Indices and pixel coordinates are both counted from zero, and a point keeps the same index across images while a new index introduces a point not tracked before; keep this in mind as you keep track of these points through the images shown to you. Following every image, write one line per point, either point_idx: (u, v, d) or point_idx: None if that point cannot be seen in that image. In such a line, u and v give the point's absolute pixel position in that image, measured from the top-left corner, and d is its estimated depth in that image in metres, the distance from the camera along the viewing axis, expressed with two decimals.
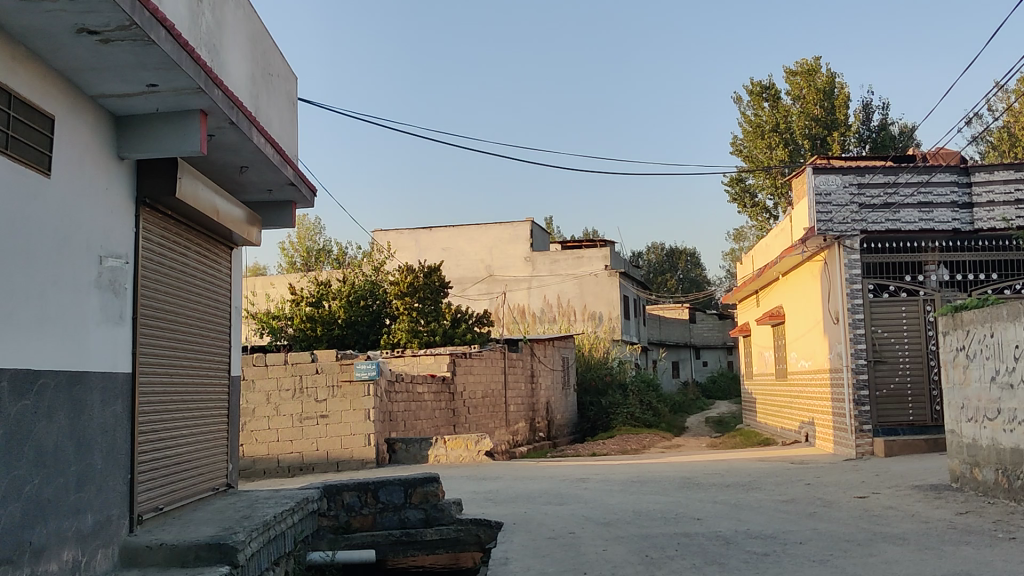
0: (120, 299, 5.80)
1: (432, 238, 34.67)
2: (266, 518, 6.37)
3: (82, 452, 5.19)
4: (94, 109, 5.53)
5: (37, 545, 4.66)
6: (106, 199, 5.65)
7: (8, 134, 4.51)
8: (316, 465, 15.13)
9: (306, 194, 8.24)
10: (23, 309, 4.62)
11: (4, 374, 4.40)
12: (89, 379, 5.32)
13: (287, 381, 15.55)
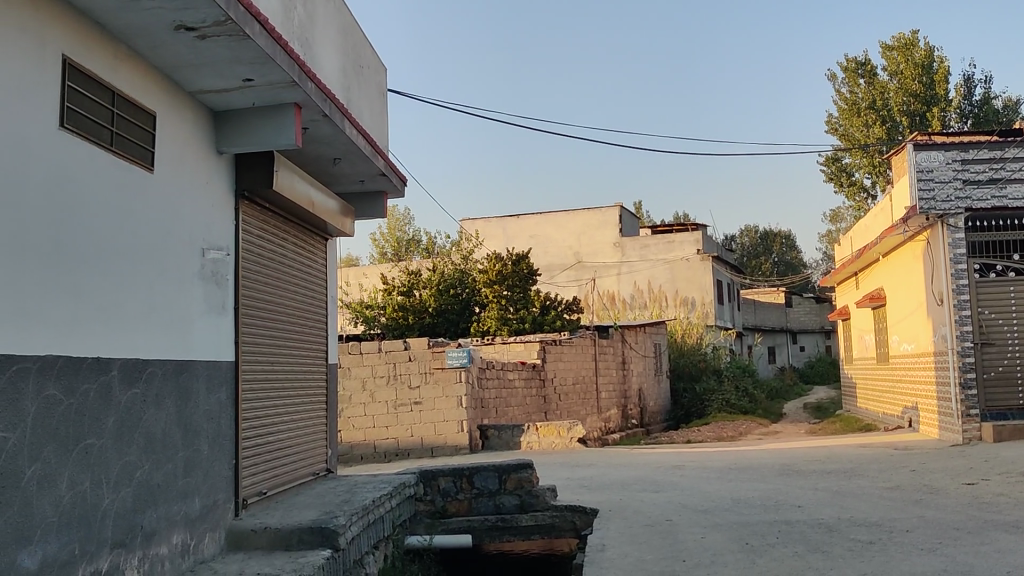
0: (222, 290, 5.95)
1: (520, 226, 34.81)
2: (366, 502, 6.48)
3: (189, 438, 5.35)
4: (193, 105, 5.67)
5: (148, 528, 4.84)
6: (206, 192, 5.79)
7: (112, 131, 4.67)
8: (412, 451, 15.38)
9: (397, 184, 8.33)
10: (131, 301, 4.78)
11: (115, 364, 4.57)
12: (194, 367, 5.48)
13: (382, 368, 15.78)
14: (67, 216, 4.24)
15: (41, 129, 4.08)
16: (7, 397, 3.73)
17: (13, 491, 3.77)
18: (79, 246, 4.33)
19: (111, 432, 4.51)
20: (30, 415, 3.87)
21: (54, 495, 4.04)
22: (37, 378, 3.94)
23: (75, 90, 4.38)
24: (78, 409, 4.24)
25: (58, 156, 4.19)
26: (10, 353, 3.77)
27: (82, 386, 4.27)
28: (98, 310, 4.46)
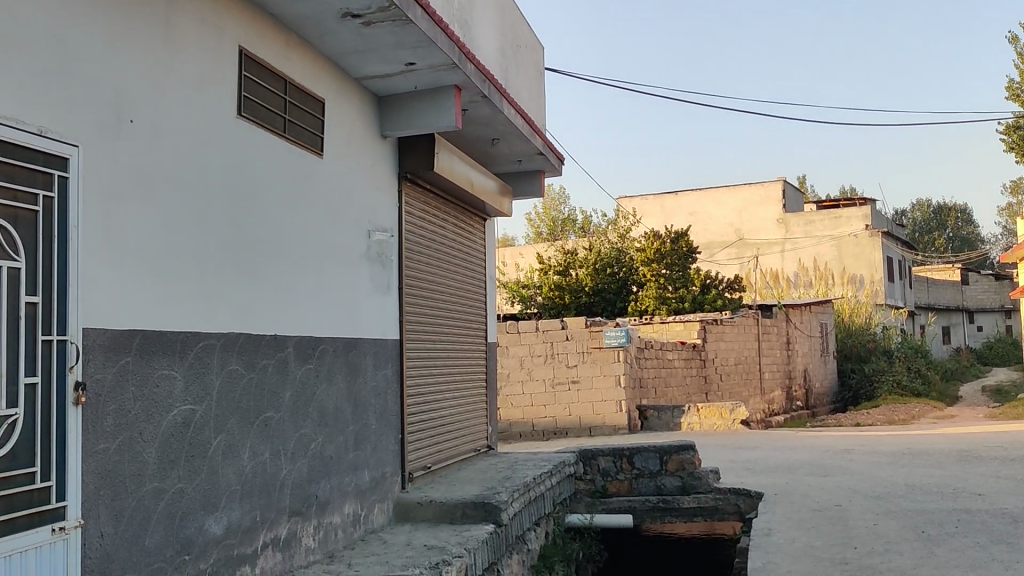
0: (387, 269, 6.12)
1: (678, 203, 34.25)
2: (527, 480, 6.55)
3: (358, 413, 5.55)
4: (358, 91, 5.84)
5: (322, 498, 5.05)
6: (372, 175, 5.96)
7: (285, 118, 4.87)
8: (570, 430, 15.48)
9: (555, 162, 8.33)
10: (304, 280, 4.99)
11: (291, 341, 4.79)
12: (362, 345, 5.67)
13: (539, 347, 15.84)
14: (245, 199, 4.46)
15: (219, 117, 4.29)
16: (192, 372, 3.99)
17: (200, 460, 4.02)
18: (256, 229, 4.55)
19: (288, 406, 4.73)
20: (215, 388, 4.13)
21: (238, 463, 4.29)
22: (220, 353, 4.19)
23: (251, 80, 4.58)
24: (258, 382, 4.47)
25: (236, 144, 4.41)
26: (195, 331, 4.03)
27: (261, 362, 4.50)
28: (275, 289, 4.68)
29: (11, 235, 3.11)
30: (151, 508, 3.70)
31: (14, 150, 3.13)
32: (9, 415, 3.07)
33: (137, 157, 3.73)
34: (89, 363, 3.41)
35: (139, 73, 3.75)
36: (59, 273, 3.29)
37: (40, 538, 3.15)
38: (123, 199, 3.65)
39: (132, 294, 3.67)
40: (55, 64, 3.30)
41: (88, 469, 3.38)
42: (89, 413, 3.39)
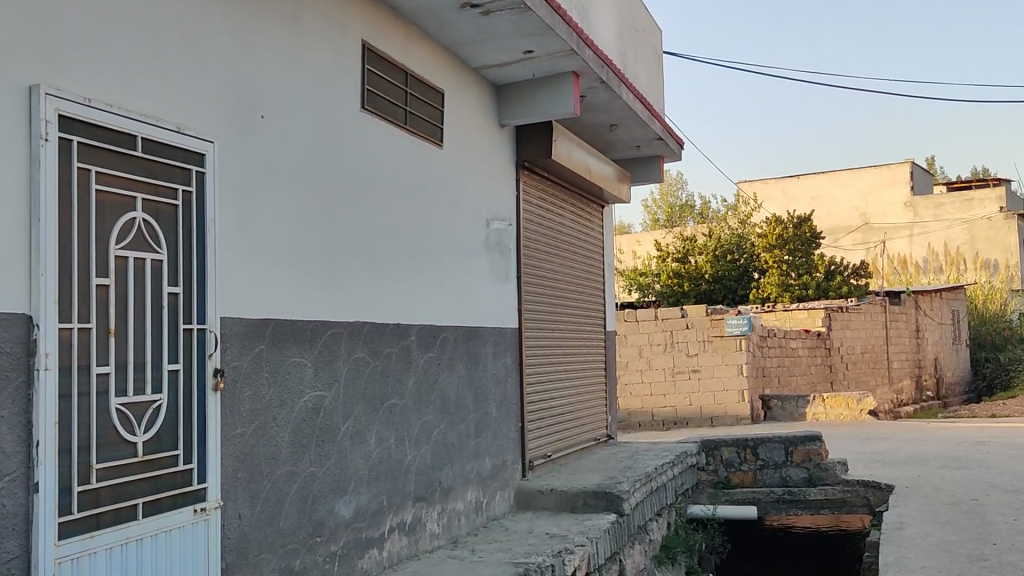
0: (506, 258, 6.15)
1: (799, 187, 33.37)
2: (649, 469, 6.49)
3: (479, 401, 5.60)
4: (477, 81, 5.87)
5: (445, 484, 5.12)
6: (491, 165, 5.99)
7: (406, 110, 4.93)
8: (691, 420, 15.30)
9: (674, 147, 8.20)
10: (426, 268, 5.05)
11: (413, 329, 4.86)
12: (483, 333, 5.71)
13: (658, 336, 15.69)
14: (369, 191, 4.54)
15: (344, 109, 4.38)
16: (322, 360, 4.09)
17: (330, 445, 4.12)
18: (380, 220, 4.63)
19: (412, 393, 4.81)
20: (342, 375, 4.23)
21: (365, 449, 4.38)
22: (347, 342, 4.28)
23: (374, 73, 4.65)
24: (383, 370, 4.56)
25: (360, 136, 4.49)
26: (323, 321, 4.13)
27: (385, 350, 4.58)
28: (397, 278, 4.75)
29: (153, 228, 3.25)
30: (284, 491, 3.82)
31: (154, 147, 3.27)
32: (154, 401, 3.22)
33: (267, 150, 3.84)
34: (226, 351, 3.55)
35: (267, 69, 3.85)
36: (197, 265, 3.42)
37: (183, 519, 3.29)
38: (256, 193, 3.76)
39: (265, 285, 3.78)
40: (188, 64, 3.42)
41: (226, 453, 3.52)
42: (226, 399, 3.53)
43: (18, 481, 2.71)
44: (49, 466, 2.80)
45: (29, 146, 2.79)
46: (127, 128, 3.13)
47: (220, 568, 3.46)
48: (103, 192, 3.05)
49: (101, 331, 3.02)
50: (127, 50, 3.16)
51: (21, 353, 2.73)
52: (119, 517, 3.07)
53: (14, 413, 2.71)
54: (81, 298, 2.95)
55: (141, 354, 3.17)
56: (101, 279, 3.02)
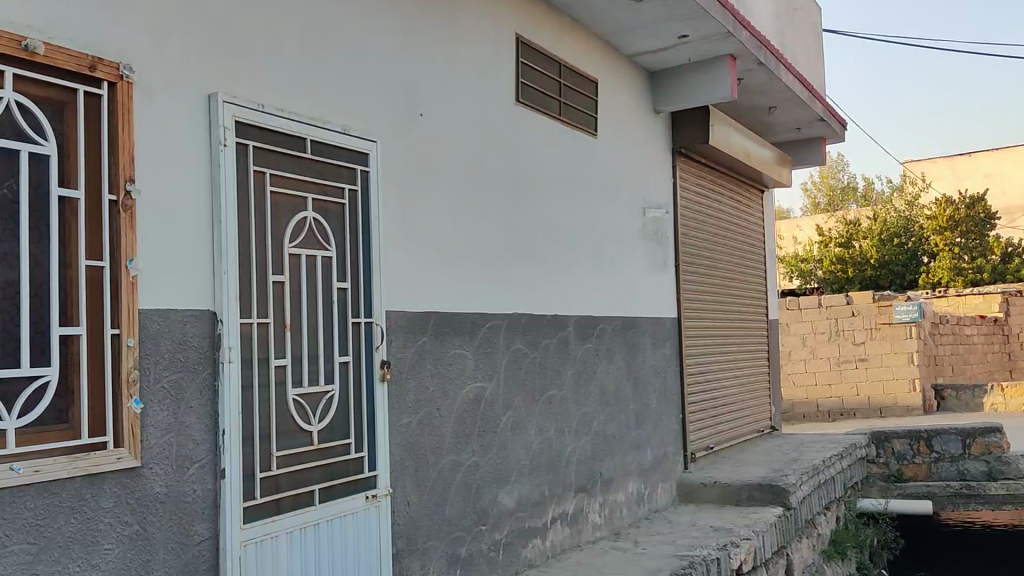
0: (663, 247, 6.07)
1: (971, 164, 31.56)
2: (816, 462, 6.30)
3: (639, 391, 5.56)
4: (630, 68, 5.82)
5: (607, 476, 5.12)
6: (646, 153, 5.93)
7: (561, 101, 4.94)
8: (858, 410, 14.68)
9: (837, 128, 7.90)
10: (583, 259, 5.05)
11: (571, 320, 4.87)
12: (641, 323, 5.67)
13: (823, 324, 15.17)
14: (525, 184, 4.58)
15: (500, 102, 4.42)
16: (482, 351, 4.16)
17: (492, 436, 4.19)
18: (537, 211, 4.66)
19: (570, 384, 4.82)
20: (502, 366, 4.29)
21: (526, 439, 4.42)
22: (506, 334, 4.33)
23: (530, 66, 4.68)
24: (542, 361, 4.59)
25: (515, 129, 4.53)
26: (483, 313, 4.20)
27: (544, 341, 4.61)
28: (555, 269, 4.78)
29: (322, 226, 3.37)
30: (450, 480, 3.90)
31: (322, 149, 3.39)
32: (327, 391, 3.35)
33: (427, 147, 3.92)
34: (391, 344, 3.66)
35: (426, 68, 3.94)
36: (363, 260, 3.54)
37: (355, 505, 3.41)
38: (416, 188, 3.85)
39: (427, 279, 3.87)
40: (351, 65, 3.53)
41: (394, 442, 3.63)
42: (393, 390, 3.64)
43: (207, 467, 2.87)
44: (235, 454, 2.95)
45: (209, 152, 2.95)
46: (297, 131, 3.26)
47: (392, 554, 3.56)
48: (276, 193, 3.19)
49: (278, 325, 3.17)
50: (295, 55, 3.29)
51: (207, 348, 2.89)
52: (297, 503, 3.20)
53: (203, 403, 2.87)
54: (259, 294, 3.10)
55: (314, 347, 3.31)
56: (277, 276, 3.16)
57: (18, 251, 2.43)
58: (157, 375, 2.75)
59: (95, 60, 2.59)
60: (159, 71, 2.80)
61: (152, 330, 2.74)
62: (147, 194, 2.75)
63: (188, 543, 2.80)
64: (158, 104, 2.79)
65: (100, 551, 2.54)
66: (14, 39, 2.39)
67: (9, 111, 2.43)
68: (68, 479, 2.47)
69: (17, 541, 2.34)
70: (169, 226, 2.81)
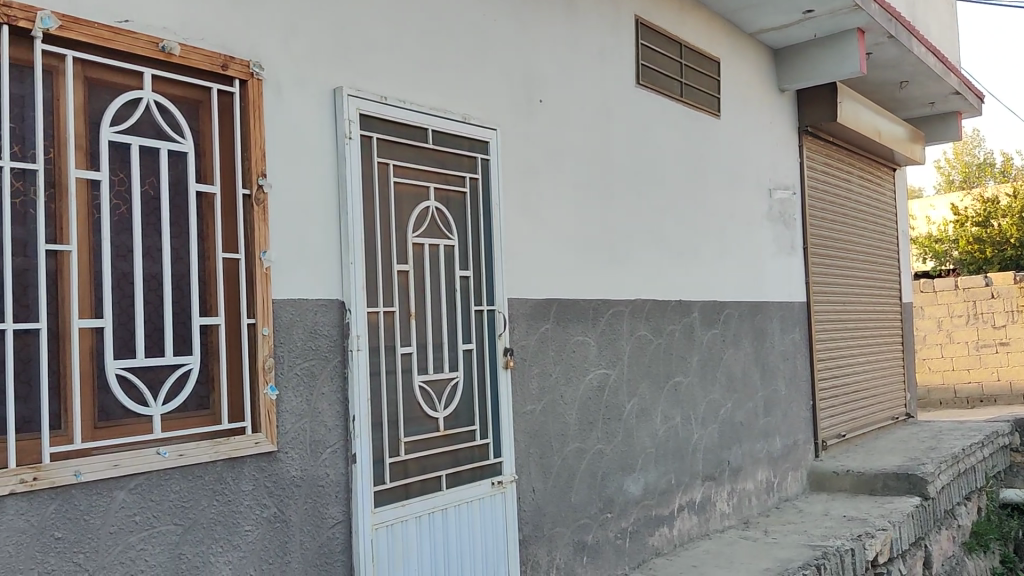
0: (791, 230, 5.91)
1: None
2: (955, 450, 6.05)
3: (767, 378, 5.44)
4: (753, 46, 5.68)
5: (735, 464, 5.03)
6: (771, 133, 5.78)
7: (682, 83, 4.86)
8: (999, 397, 13.95)
9: (974, 101, 7.53)
10: (708, 244, 4.96)
11: (696, 306, 4.80)
12: (769, 308, 5.54)
13: (960, 306, 14.54)
14: (647, 169, 4.52)
15: (620, 86, 4.38)
16: (606, 338, 4.14)
17: (617, 423, 4.17)
18: (659, 195, 4.59)
19: (696, 370, 4.76)
20: (626, 353, 4.26)
21: (651, 427, 4.38)
22: (630, 320, 4.30)
23: (650, 48, 4.62)
24: (666, 348, 4.54)
25: (636, 112, 4.48)
26: (606, 299, 4.17)
27: (668, 328, 4.56)
28: (679, 255, 4.71)
29: (445, 215, 3.41)
30: (575, 467, 3.90)
31: (443, 138, 3.42)
32: (452, 378, 3.38)
33: (548, 134, 3.92)
34: (515, 331, 3.67)
35: (546, 54, 3.93)
36: (485, 248, 3.56)
37: (482, 491, 3.44)
38: (538, 174, 3.85)
39: (551, 266, 3.88)
40: (471, 54, 3.56)
41: (519, 429, 3.64)
42: (516, 376, 3.65)
43: (339, 452, 2.95)
44: (365, 439, 3.01)
45: (335, 145, 3.01)
46: (420, 122, 3.30)
47: (519, 540, 3.58)
48: (400, 184, 3.24)
49: (403, 314, 3.22)
50: (416, 46, 3.33)
51: (336, 336, 2.96)
52: (425, 488, 3.25)
53: (334, 390, 2.95)
54: (385, 283, 3.16)
55: (438, 335, 3.35)
56: (401, 266, 3.21)
57: (161, 246, 2.53)
58: (290, 362, 2.83)
59: (227, 59, 2.68)
60: (287, 67, 2.87)
61: (285, 319, 2.82)
62: (278, 188, 2.83)
63: (323, 526, 2.89)
64: (286, 100, 2.87)
65: (241, 532, 2.64)
66: (151, 41, 2.49)
67: (149, 111, 2.53)
68: (211, 463, 2.57)
69: (164, 522, 2.45)
70: (300, 218, 2.89)
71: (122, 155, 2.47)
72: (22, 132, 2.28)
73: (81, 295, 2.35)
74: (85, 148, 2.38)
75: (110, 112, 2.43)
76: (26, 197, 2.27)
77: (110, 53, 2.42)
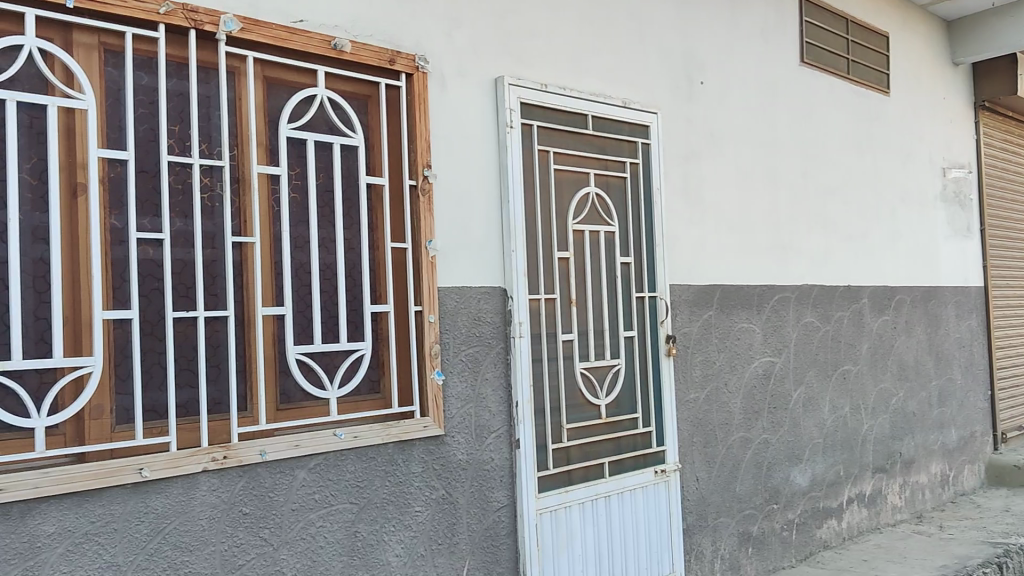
0: (967, 211, 5.61)
1: None
2: None
3: (941, 366, 5.20)
4: (925, 19, 5.41)
5: (908, 456, 4.84)
6: (944, 109, 5.49)
7: (849, 60, 4.68)
8: None
9: None
10: (876, 226, 4.76)
11: (865, 292, 4.62)
12: (943, 293, 5.28)
13: None
14: (811, 149, 4.38)
15: (783, 65, 4.26)
16: (771, 325, 4.05)
17: (783, 412, 4.07)
18: (823, 176, 4.43)
19: (866, 358, 4.59)
20: (792, 340, 4.15)
21: (819, 417, 4.26)
22: (795, 306, 4.19)
23: (815, 25, 4.46)
24: (834, 335, 4.40)
25: (801, 91, 4.34)
26: (770, 285, 4.07)
27: (836, 314, 4.42)
28: (845, 238, 4.54)
29: (605, 201, 3.41)
30: (740, 456, 3.84)
31: (603, 124, 3.41)
32: (614, 365, 3.39)
33: (709, 116, 3.85)
34: (677, 318, 3.64)
35: (707, 36, 3.86)
36: (647, 234, 3.55)
37: (646, 479, 3.43)
38: (698, 158, 3.79)
39: (712, 251, 3.82)
40: (631, 39, 3.53)
41: (682, 417, 3.61)
42: (679, 364, 3.62)
43: (503, 437, 3.00)
44: (528, 424, 3.06)
45: (497, 135, 3.06)
46: (580, 108, 3.30)
47: (682, 529, 3.56)
48: (561, 171, 3.26)
49: (564, 300, 3.24)
50: (577, 33, 3.33)
51: (499, 323, 3.01)
52: (588, 475, 3.27)
53: (498, 377, 2.99)
54: (546, 270, 3.19)
55: (600, 322, 3.35)
56: (562, 253, 3.23)
57: (334, 236, 2.63)
58: (456, 348, 2.89)
59: (394, 55, 2.75)
60: (451, 58, 2.93)
61: (451, 306, 2.88)
62: (443, 177, 2.89)
63: (489, 509, 2.94)
64: (450, 91, 2.93)
65: (412, 512, 2.73)
66: (324, 40, 2.59)
67: (322, 108, 2.63)
68: (383, 445, 2.66)
69: (340, 500, 2.56)
70: (464, 206, 2.94)
71: (298, 150, 2.58)
72: (209, 131, 2.41)
73: (263, 284, 2.48)
74: (265, 145, 2.50)
75: (287, 109, 2.54)
76: (213, 192, 2.39)
77: (286, 52, 2.53)
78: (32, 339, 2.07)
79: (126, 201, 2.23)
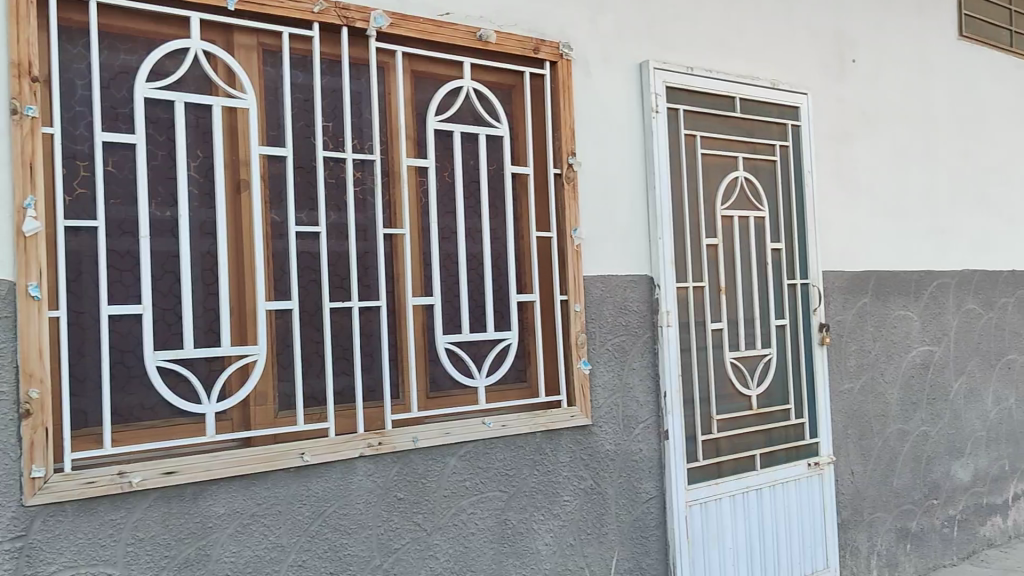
0: None
1: None
2: None
3: None
4: None
5: None
6: None
7: (1011, 31, 4.44)
8: None
9: None
10: None
11: None
12: None
13: None
14: (970, 126, 4.15)
15: (940, 39, 4.05)
16: (929, 312, 3.88)
17: (944, 404, 3.90)
18: (983, 155, 4.20)
19: None
20: (952, 327, 3.97)
21: (982, 409, 4.06)
22: (956, 292, 4.00)
23: None
24: (998, 322, 4.18)
25: (958, 66, 4.13)
26: (929, 270, 3.90)
27: (999, 301, 4.19)
28: (1008, 220, 4.30)
29: (754, 185, 3.33)
30: (898, 449, 3.70)
31: (750, 107, 3.33)
32: (765, 355, 3.31)
33: (860, 95, 3.70)
34: (830, 306, 3.53)
35: (857, 12, 3.71)
36: (797, 220, 3.44)
37: (799, 472, 3.34)
38: (849, 140, 3.65)
39: (866, 236, 3.68)
40: (779, 18, 3.43)
41: (836, 408, 3.50)
42: (833, 353, 3.51)
43: (651, 427, 2.97)
44: (677, 415, 3.02)
45: (641, 121, 3.02)
46: (727, 91, 3.23)
47: (837, 523, 3.46)
48: (708, 156, 3.19)
49: (713, 288, 3.18)
50: (722, 14, 3.26)
51: (646, 312, 2.98)
52: (740, 466, 3.20)
53: (645, 367, 2.97)
54: (695, 258, 3.14)
55: (750, 310, 3.28)
56: (710, 240, 3.18)
57: (481, 226, 2.66)
58: (602, 337, 2.87)
59: (538, 43, 2.75)
60: (595, 45, 2.91)
61: (596, 295, 2.87)
62: (588, 166, 2.87)
63: (638, 499, 2.93)
64: (594, 78, 2.90)
65: (560, 501, 2.74)
66: (470, 31, 2.61)
67: (469, 99, 2.65)
68: (531, 434, 2.67)
69: (490, 488, 2.59)
70: (609, 195, 2.92)
71: (446, 142, 2.61)
72: (361, 126, 2.46)
73: (413, 275, 2.52)
74: (414, 138, 2.54)
75: (435, 102, 2.58)
76: (365, 185, 2.45)
77: (433, 45, 2.57)
78: (202, 329, 2.16)
79: (285, 195, 2.30)
